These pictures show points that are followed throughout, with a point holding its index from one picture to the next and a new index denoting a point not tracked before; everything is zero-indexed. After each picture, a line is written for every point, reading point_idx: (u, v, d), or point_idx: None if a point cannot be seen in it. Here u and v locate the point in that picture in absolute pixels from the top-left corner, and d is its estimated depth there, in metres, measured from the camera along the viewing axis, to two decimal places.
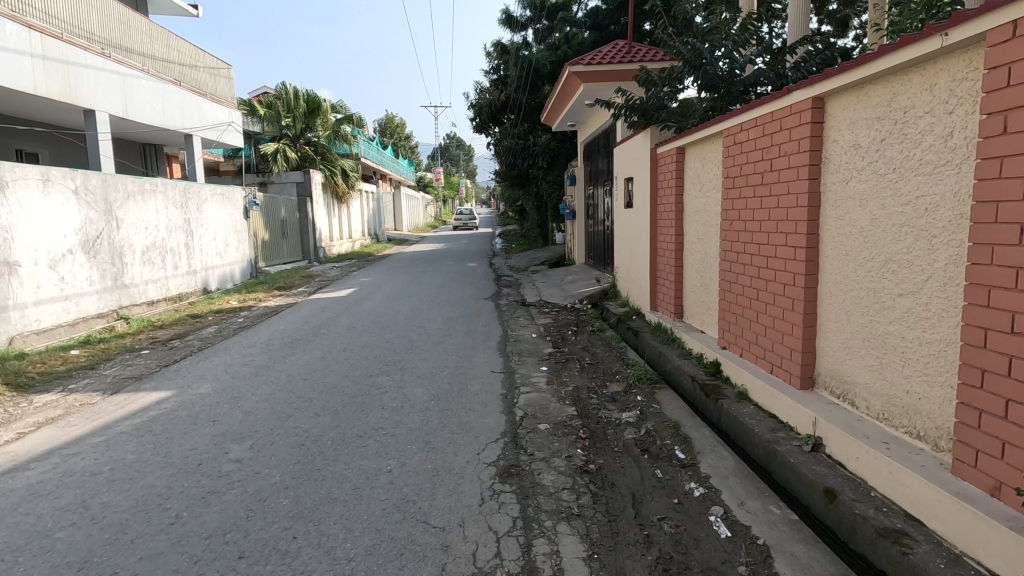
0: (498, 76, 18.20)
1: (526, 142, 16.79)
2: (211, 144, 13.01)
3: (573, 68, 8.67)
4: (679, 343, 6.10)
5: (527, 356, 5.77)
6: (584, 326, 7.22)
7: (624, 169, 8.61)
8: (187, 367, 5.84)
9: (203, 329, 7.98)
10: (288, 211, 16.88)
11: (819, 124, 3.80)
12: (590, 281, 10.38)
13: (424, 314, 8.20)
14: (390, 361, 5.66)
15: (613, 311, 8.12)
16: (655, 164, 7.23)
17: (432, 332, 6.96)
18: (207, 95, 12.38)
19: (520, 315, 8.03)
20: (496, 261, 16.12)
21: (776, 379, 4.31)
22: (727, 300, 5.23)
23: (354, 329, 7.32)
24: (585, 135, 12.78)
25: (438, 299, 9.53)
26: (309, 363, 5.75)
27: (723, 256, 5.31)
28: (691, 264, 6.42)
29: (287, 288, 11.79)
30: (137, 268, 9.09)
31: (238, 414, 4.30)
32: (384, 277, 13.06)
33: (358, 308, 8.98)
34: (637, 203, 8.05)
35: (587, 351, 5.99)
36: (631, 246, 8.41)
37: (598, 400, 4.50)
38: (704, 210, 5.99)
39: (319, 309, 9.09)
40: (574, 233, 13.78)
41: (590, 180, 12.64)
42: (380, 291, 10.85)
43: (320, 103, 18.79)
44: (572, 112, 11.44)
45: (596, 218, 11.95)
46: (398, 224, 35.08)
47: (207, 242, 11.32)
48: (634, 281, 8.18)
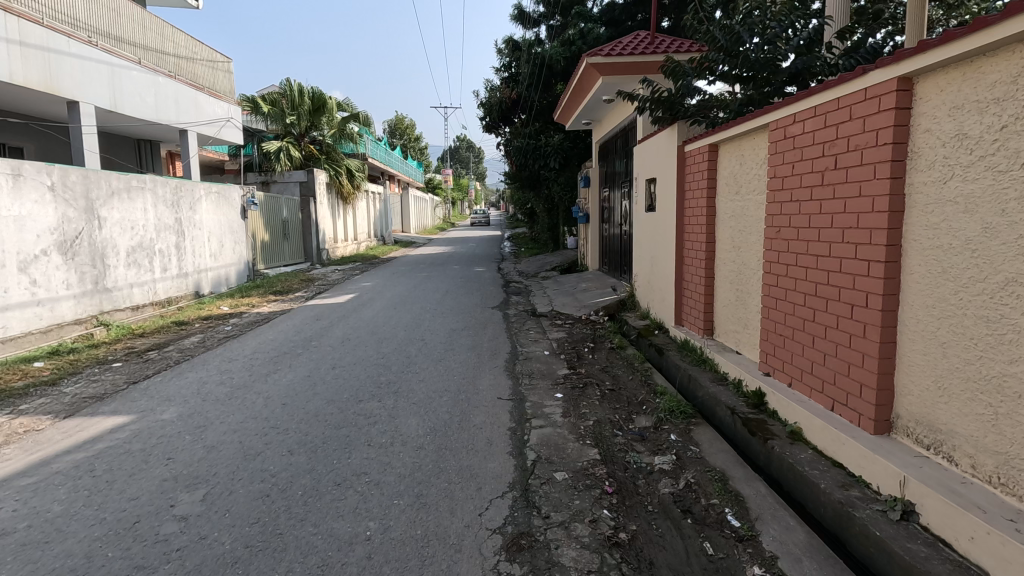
0: (509, 74, 17.54)
1: (537, 142, 16.12)
2: (208, 140, 12.44)
3: (590, 59, 7.97)
4: (710, 365, 5.39)
5: (538, 379, 5.06)
6: (601, 342, 6.51)
7: (646, 169, 7.90)
8: (156, 385, 5.19)
9: (187, 338, 7.34)
10: (290, 211, 16.31)
11: (905, 111, 3.09)
12: (606, 290, 9.68)
13: (426, 325, 7.51)
14: (383, 383, 4.98)
15: (632, 324, 7.41)
16: (682, 163, 6.52)
17: (432, 347, 6.27)
18: (205, 90, 11.84)
19: (530, 328, 7.33)
20: (505, 266, 15.45)
21: (839, 419, 3.59)
22: (771, 319, 4.52)
23: (347, 342, 6.65)
24: (600, 135, 12.09)
25: (442, 307, 8.83)
26: (292, 383, 5.08)
27: (767, 269, 4.58)
28: (724, 276, 5.71)
29: (284, 292, 11.19)
30: (121, 270, 8.49)
31: (198, 450, 3.64)
32: (387, 282, 12.42)
33: (355, 316, 8.31)
34: (660, 206, 7.34)
35: (607, 374, 5.28)
36: (652, 254, 7.70)
37: (624, 439, 3.80)
38: (742, 215, 5.28)
39: (313, 317, 8.42)
40: (587, 238, 13.07)
41: (606, 182, 11.94)
42: (382, 297, 10.18)
43: (325, 100, 18.21)
44: (588, 108, 10.75)
45: (612, 222, 11.23)
46: (405, 226, 34.44)
47: (200, 244, 10.74)
48: (656, 292, 7.46)
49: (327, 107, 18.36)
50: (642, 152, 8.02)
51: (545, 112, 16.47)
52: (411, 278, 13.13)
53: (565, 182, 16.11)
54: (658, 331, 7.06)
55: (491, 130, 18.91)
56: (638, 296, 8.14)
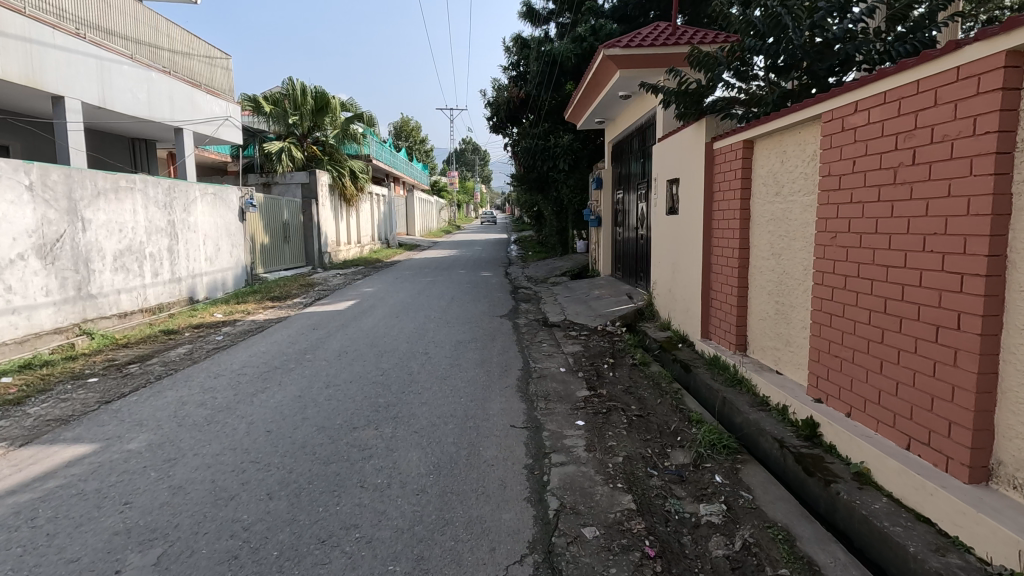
0: (517, 73, 17.03)
1: (546, 142, 15.59)
2: (205, 139, 11.97)
3: (608, 51, 7.43)
4: (746, 386, 4.84)
5: (555, 402, 4.50)
6: (622, 357, 5.96)
7: (667, 169, 7.35)
8: (130, 407, 4.66)
9: (173, 350, 6.81)
10: (291, 213, 15.84)
11: (1013, 92, 2.53)
12: (621, 298, 9.12)
13: (430, 336, 6.96)
14: (381, 407, 4.43)
15: (653, 337, 6.85)
16: (711, 162, 5.97)
17: (437, 363, 5.72)
18: (202, 87, 11.37)
19: (542, 340, 6.78)
20: (512, 271, 14.91)
21: (919, 462, 3.01)
22: (823, 338, 3.96)
23: (344, 356, 6.10)
24: (614, 134, 11.53)
25: (448, 316, 8.27)
26: (280, 405, 4.54)
27: (818, 280, 4.01)
28: (761, 287, 5.15)
29: (282, 298, 10.70)
30: (107, 275, 8.00)
31: (163, 492, 3.11)
32: (390, 287, 11.90)
33: (355, 325, 7.77)
34: (684, 209, 6.80)
35: (632, 397, 4.72)
36: (674, 260, 7.15)
37: (661, 480, 3.25)
38: (784, 219, 4.71)
39: (310, 326, 7.88)
40: (599, 242, 12.52)
41: (619, 184, 11.39)
42: (383, 304, 9.64)
43: (328, 100, 17.76)
44: (602, 106, 10.21)
45: (627, 226, 10.67)
46: (410, 229, 33.93)
47: (195, 247, 10.25)
48: (680, 301, 6.91)
49: (330, 106, 17.91)
50: (663, 151, 7.47)
51: (555, 112, 15.96)
52: (415, 283, 12.60)
53: (575, 184, 15.56)
54: (682, 345, 6.49)
55: (498, 130, 18.39)
56: (659, 306, 7.59)
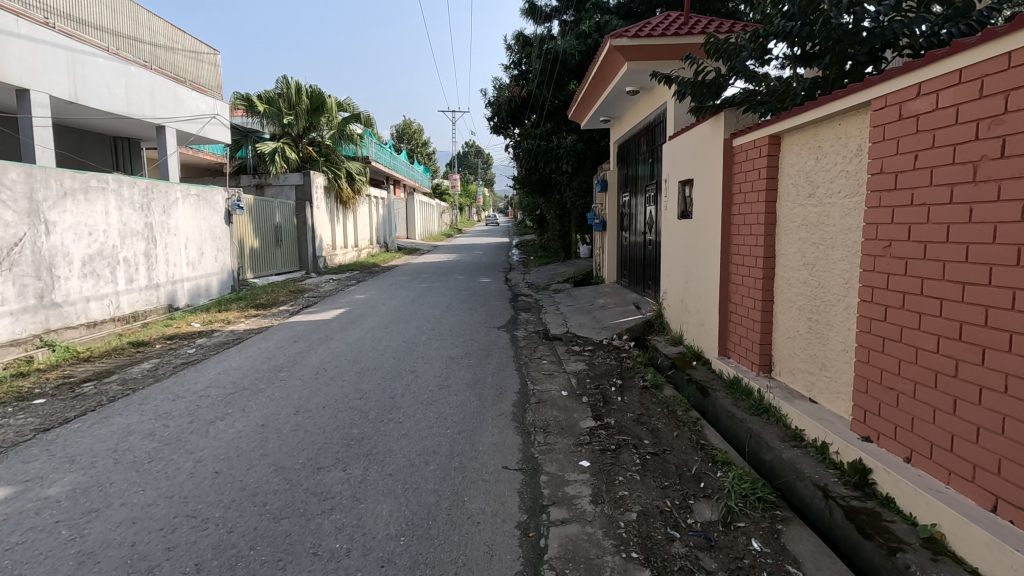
0: (519, 72, 16.46)
1: (549, 143, 15.01)
2: (190, 138, 11.41)
3: (614, 41, 6.83)
4: (775, 416, 4.22)
5: (555, 436, 3.89)
6: (631, 378, 5.34)
7: (680, 170, 6.75)
8: (67, 437, 4.04)
9: (137, 365, 6.20)
10: (283, 216, 15.27)
11: None
12: (628, 308, 8.50)
13: (420, 351, 6.34)
14: (354, 442, 3.81)
15: (664, 353, 6.23)
16: (730, 161, 5.37)
17: (424, 384, 5.10)
18: (186, 83, 10.83)
19: (542, 357, 6.16)
20: (513, 276, 14.30)
21: (1011, 531, 2.39)
22: (872, 365, 3.34)
23: (323, 375, 5.49)
24: (620, 134, 10.95)
25: (441, 328, 7.66)
26: (239, 438, 3.93)
27: (866, 297, 3.40)
28: (791, 301, 4.53)
29: (268, 305, 10.11)
30: (74, 282, 7.42)
31: (67, 562, 2.50)
32: (383, 294, 11.31)
33: (340, 338, 7.17)
34: (698, 213, 6.20)
35: (644, 429, 4.09)
36: (688, 270, 6.55)
37: (685, 546, 2.63)
38: (819, 224, 4.09)
39: (291, 338, 7.27)
40: (604, 247, 11.90)
41: (625, 186, 10.79)
42: (374, 313, 9.03)
43: (324, 99, 17.24)
44: (608, 103, 9.61)
45: (634, 231, 10.05)
46: (410, 233, 33.34)
47: (175, 251, 9.67)
48: (695, 314, 6.29)
49: (326, 106, 17.38)
50: (675, 149, 6.88)
51: (558, 112, 15.37)
52: (410, 289, 12.00)
53: (578, 186, 14.95)
54: (697, 364, 5.86)
55: (499, 131, 17.79)
56: (671, 319, 6.99)
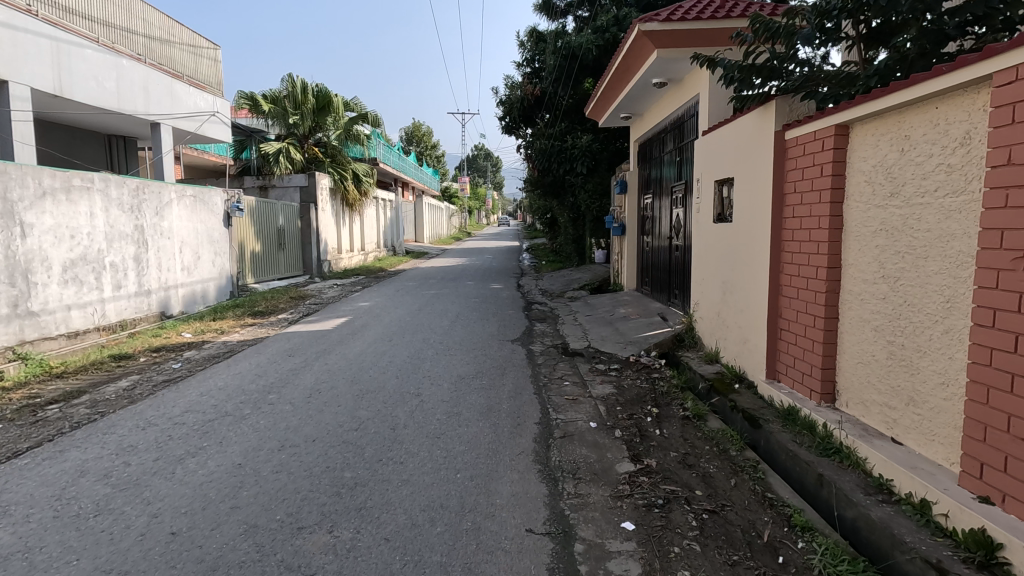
0: (532, 69, 15.87)
1: (563, 143, 14.39)
2: (188, 136, 10.88)
3: (643, 27, 6.17)
4: (851, 458, 3.52)
5: (589, 485, 3.23)
6: (668, 405, 4.67)
7: (717, 168, 6.08)
8: (7, 479, 3.40)
9: (113, 383, 5.57)
10: (287, 219, 14.74)
11: None
12: (653, 319, 7.81)
13: (426, 369, 5.69)
14: (345, 491, 3.16)
15: (701, 373, 5.55)
16: (783, 158, 4.69)
17: (430, 412, 4.43)
18: (183, 78, 10.30)
19: (564, 377, 5.49)
20: (525, 283, 13.63)
21: None
22: (993, 409, 2.64)
23: (317, 398, 4.83)
24: (641, 132, 10.29)
25: (451, 341, 6.98)
26: (209, 483, 3.29)
27: (983, 322, 2.70)
28: (863, 321, 3.84)
29: (266, 313, 9.52)
30: (53, 289, 6.85)
31: None
32: (388, 301, 10.69)
33: (340, 352, 6.51)
34: (739, 216, 5.53)
35: (695, 475, 3.41)
36: (725, 279, 5.88)
37: None
38: (905, 228, 3.41)
39: (286, 352, 6.62)
40: (623, 253, 11.22)
41: (647, 187, 10.13)
42: (378, 323, 8.38)
43: (330, 98, 16.71)
44: (630, 98, 8.96)
45: (657, 235, 9.37)
46: (418, 236, 32.73)
47: (168, 256, 9.11)
48: (736, 330, 5.60)
49: (333, 105, 16.85)
50: (713, 144, 6.21)
51: (573, 111, 14.72)
52: (417, 296, 11.38)
53: (593, 189, 14.28)
54: (740, 387, 5.17)
55: (511, 131, 17.13)
56: (707, 334, 6.33)
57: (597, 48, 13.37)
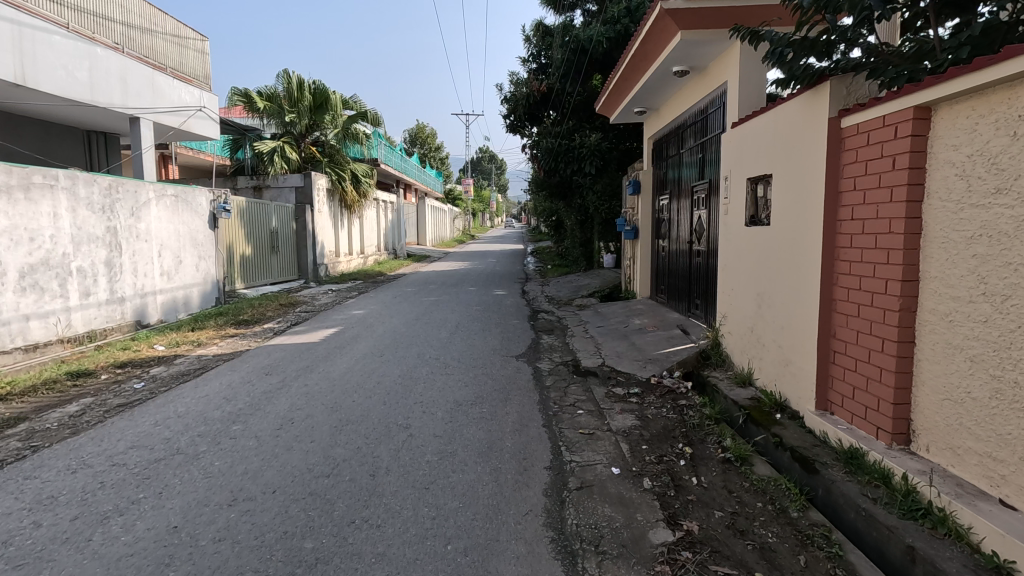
0: (538, 64, 15.18)
1: (571, 142, 13.71)
2: (172, 132, 10.24)
3: (667, 4, 5.46)
4: (948, 525, 2.77)
5: (617, 565, 2.50)
6: (703, 443, 3.93)
7: (751, 165, 5.35)
8: None
9: (60, 408, 4.87)
10: (281, 220, 14.07)
11: None
12: (672, 332, 7.09)
13: (418, 393, 4.98)
14: (302, 572, 2.45)
15: (735, 400, 4.81)
16: (839, 150, 3.96)
17: (419, 452, 3.71)
18: (166, 70, 9.65)
19: (577, 404, 4.75)
20: (530, 289, 12.91)
21: None
22: None
23: (287, 431, 4.11)
24: (656, 129, 9.57)
25: (448, 358, 6.26)
26: (128, 557, 2.57)
27: None
28: (952, 349, 3.10)
29: (251, 321, 8.84)
30: (8, 298, 6.17)
31: None
32: (384, 308, 10.00)
33: (324, 371, 5.79)
34: (778, 218, 4.81)
35: (751, 546, 2.67)
36: (760, 290, 5.15)
37: None
38: (1020, 234, 2.68)
39: (263, 369, 5.91)
40: (635, 258, 10.48)
41: (663, 187, 9.42)
42: (370, 335, 7.66)
43: (328, 95, 16.05)
44: (646, 90, 8.25)
45: (675, 239, 8.64)
46: (420, 238, 32.05)
47: (145, 260, 8.43)
48: (775, 350, 4.86)
49: (330, 103, 16.18)
50: (745, 137, 5.50)
51: (582, 108, 14.00)
52: (415, 303, 10.67)
53: (602, 189, 13.58)
54: (783, 418, 4.43)
55: (516, 130, 16.43)
56: (738, 353, 5.60)
57: (608, 40, 12.66)
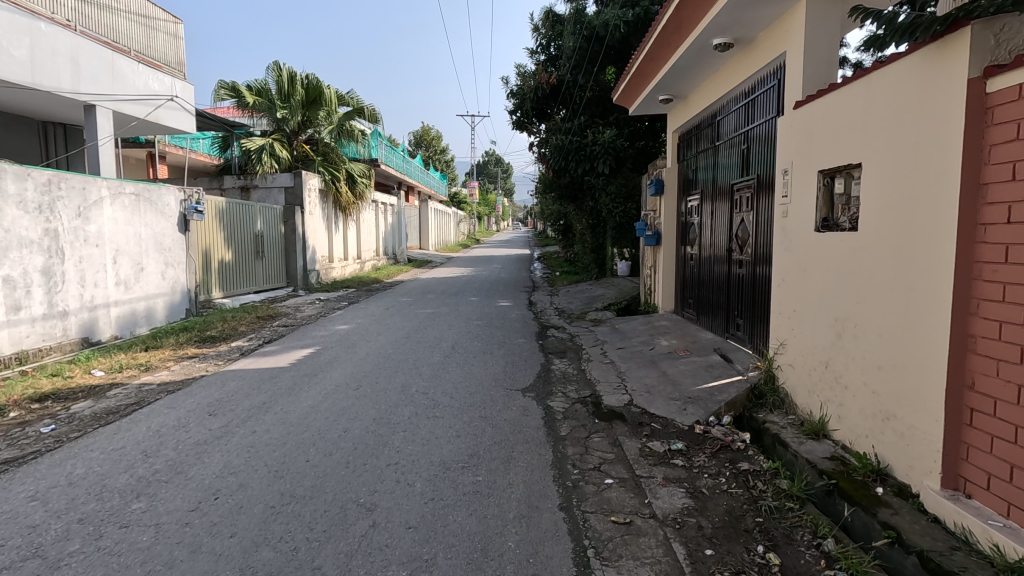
0: (547, 55, 14.07)
1: (582, 140, 12.74)
2: (139, 124, 9.18)
3: None
4: None
5: None
6: (792, 543, 2.73)
7: (828, 155, 4.13)
8: None
9: None
10: (267, 223, 12.96)
11: None
12: (709, 358, 5.89)
13: (394, 449, 3.81)
14: None
15: (814, 464, 3.61)
16: (988, 126, 2.77)
17: (380, 563, 2.53)
18: (129, 53, 8.60)
19: (604, 469, 3.57)
20: (538, 300, 11.75)
21: None
22: None
23: (202, 515, 2.94)
24: (682, 119, 8.42)
25: (438, 392, 5.07)
26: None
27: None
28: None
29: (218, 339, 7.71)
30: None
31: None
32: (373, 322, 8.85)
33: (281, 411, 4.62)
34: (869, 221, 3.63)
35: None
36: (839, 316, 3.97)
37: None
38: None
39: (209, 407, 4.75)
40: (656, 266, 9.29)
41: (690, 186, 8.26)
42: (350, 358, 6.48)
43: (322, 89, 14.97)
44: (675, 73, 7.10)
45: (706, 246, 7.45)
46: (423, 243, 30.96)
47: (95, 267, 7.32)
48: (868, 397, 3.64)
49: (325, 98, 15.10)
50: (814, 119, 4.33)
51: (594, 103, 13.00)
52: (409, 315, 9.53)
53: (616, 190, 12.54)
54: (889, 497, 3.22)
55: (522, 127, 15.14)
56: (807, 393, 4.41)
57: (625, 25, 11.55)
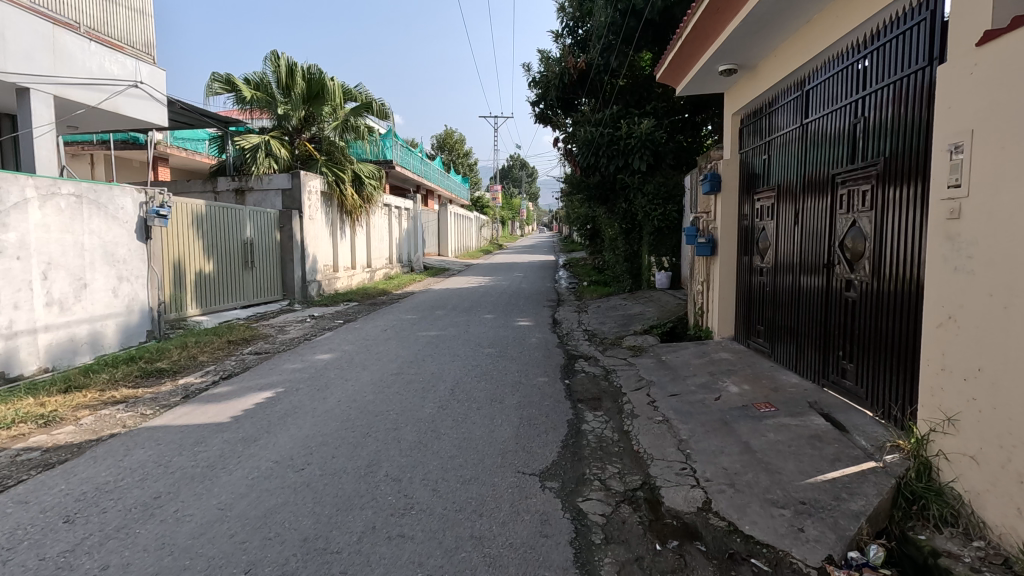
0: (575, 38, 12.46)
1: (615, 131, 11.07)
2: (94, 112, 7.85)
3: None
4: None
5: None
6: None
7: None
8: None
9: None
10: (258, 229, 11.54)
11: None
12: (807, 422, 4.13)
13: None
14: None
15: None
16: None
17: None
18: (78, 29, 7.25)
19: None
20: (563, 318, 10.06)
21: None
22: None
23: None
24: (748, 96, 6.64)
25: (416, 482, 3.42)
26: None
27: None
28: None
29: (162, 374, 6.21)
30: None
31: None
32: (361, 350, 7.26)
33: (170, 519, 3.02)
34: None
35: None
36: None
37: None
38: None
39: (73, 505, 3.19)
40: (709, 281, 7.53)
41: (758, 179, 6.49)
42: (315, 408, 4.88)
43: (325, 82, 13.59)
44: (748, 30, 5.37)
45: (784, 255, 5.68)
46: (442, 249, 29.48)
47: (13, 286, 5.90)
48: None
49: (328, 91, 13.70)
50: None
51: (628, 91, 11.43)
52: (408, 339, 7.94)
53: (654, 190, 10.85)
54: None
55: (545, 121, 13.55)
56: (1018, 516, 2.60)
57: None
